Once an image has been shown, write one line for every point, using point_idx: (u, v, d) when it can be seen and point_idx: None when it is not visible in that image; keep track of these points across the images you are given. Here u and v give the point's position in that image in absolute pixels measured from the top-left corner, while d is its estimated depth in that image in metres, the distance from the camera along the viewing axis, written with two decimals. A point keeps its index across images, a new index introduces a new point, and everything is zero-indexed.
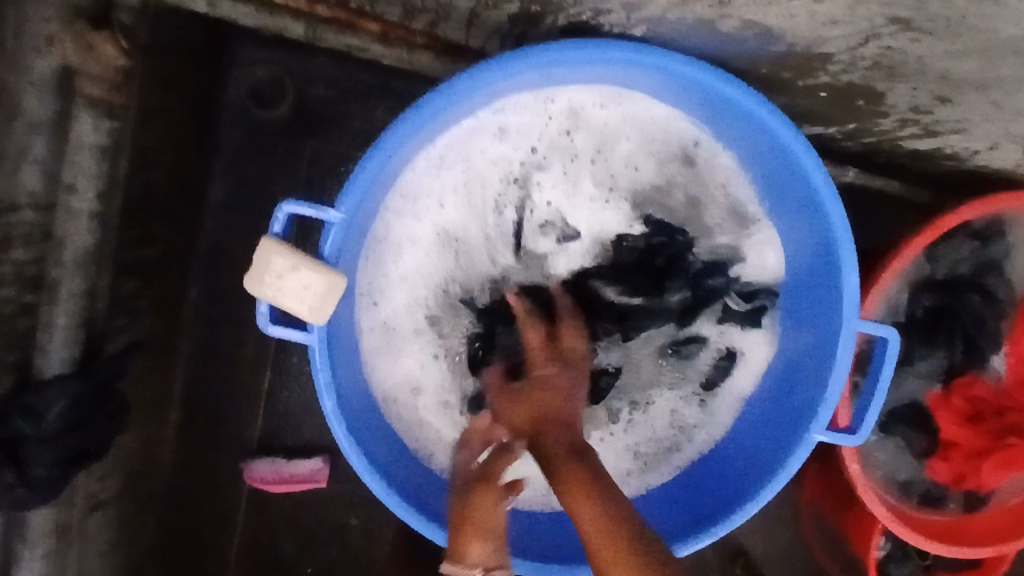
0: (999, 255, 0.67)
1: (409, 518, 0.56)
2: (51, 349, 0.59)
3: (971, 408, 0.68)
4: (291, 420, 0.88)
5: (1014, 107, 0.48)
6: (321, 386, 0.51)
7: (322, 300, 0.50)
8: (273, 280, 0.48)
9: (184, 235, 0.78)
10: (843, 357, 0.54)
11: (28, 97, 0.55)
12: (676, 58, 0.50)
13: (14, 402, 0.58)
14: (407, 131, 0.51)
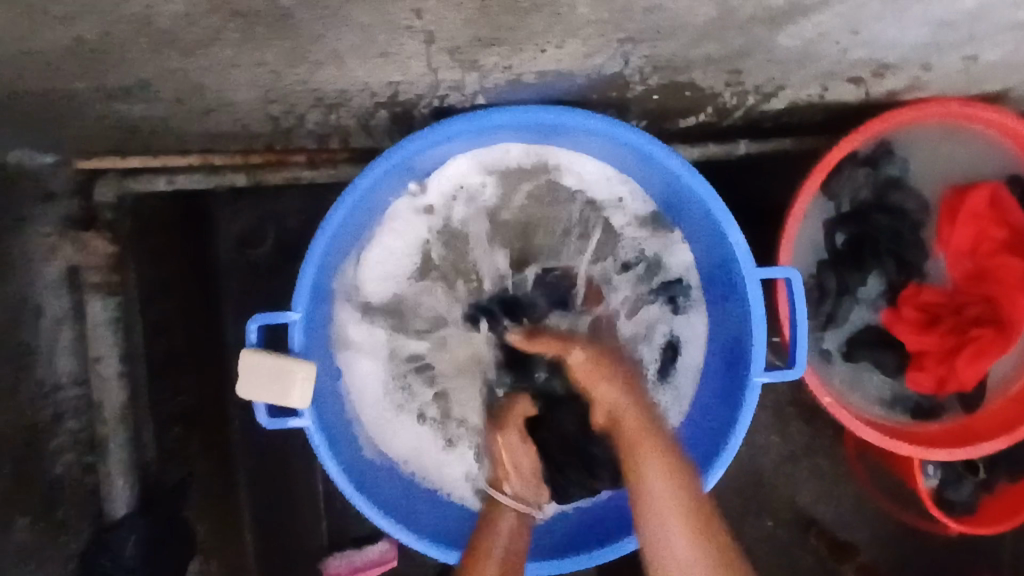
0: (897, 172, 0.72)
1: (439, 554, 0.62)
2: (114, 496, 0.72)
3: (926, 314, 0.71)
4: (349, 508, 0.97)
5: (806, 69, 0.53)
6: (324, 457, 0.60)
7: (303, 386, 0.59)
8: (258, 382, 0.58)
9: (215, 374, 0.90)
10: (755, 305, 0.60)
11: (47, 300, 0.68)
12: (526, 110, 0.58)
13: (96, 545, 0.71)
14: (328, 236, 0.60)
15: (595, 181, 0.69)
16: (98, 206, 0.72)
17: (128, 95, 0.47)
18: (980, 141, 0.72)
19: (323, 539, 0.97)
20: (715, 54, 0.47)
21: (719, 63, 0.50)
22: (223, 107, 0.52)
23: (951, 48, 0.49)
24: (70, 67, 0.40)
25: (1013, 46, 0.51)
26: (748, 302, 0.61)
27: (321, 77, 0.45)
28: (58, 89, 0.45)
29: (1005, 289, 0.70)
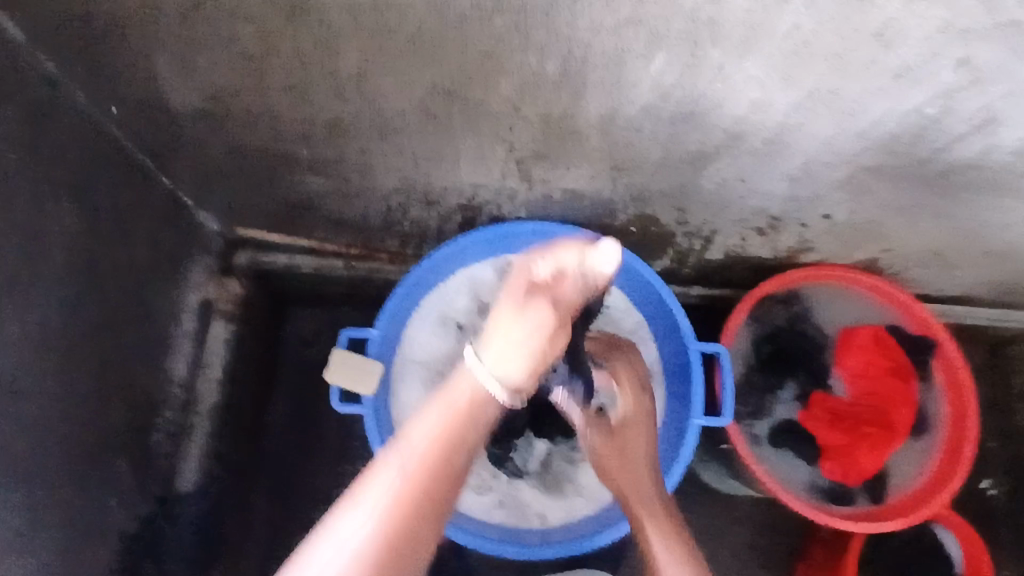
0: (803, 311, 1.00)
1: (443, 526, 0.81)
2: (185, 472, 0.92)
3: (833, 415, 0.95)
4: None
5: (725, 215, 0.85)
6: (373, 435, 0.82)
7: (370, 379, 0.84)
8: (341, 370, 0.82)
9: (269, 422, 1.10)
10: (698, 369, 0.86)
11: (185, 317, 0.94)
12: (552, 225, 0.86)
13: (160, 511, 0.88)
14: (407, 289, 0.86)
15: None
16: (233, 266, 1.01)
17: (317, 167, 0.79)
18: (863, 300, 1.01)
19: None
20: (665, 191, 0.80)
21: (670, 202, 0.83)
22: (364, 191, 0.85)
23: (809, 209, 0.82)
24: (303, 141, 0.73)
25: (852, 219, 0.84)
26: (694, 367, 0.86)
27: (436, 171, 0.78)
28: (285, 155, 0.77)
29: (889, 401, 0.95)
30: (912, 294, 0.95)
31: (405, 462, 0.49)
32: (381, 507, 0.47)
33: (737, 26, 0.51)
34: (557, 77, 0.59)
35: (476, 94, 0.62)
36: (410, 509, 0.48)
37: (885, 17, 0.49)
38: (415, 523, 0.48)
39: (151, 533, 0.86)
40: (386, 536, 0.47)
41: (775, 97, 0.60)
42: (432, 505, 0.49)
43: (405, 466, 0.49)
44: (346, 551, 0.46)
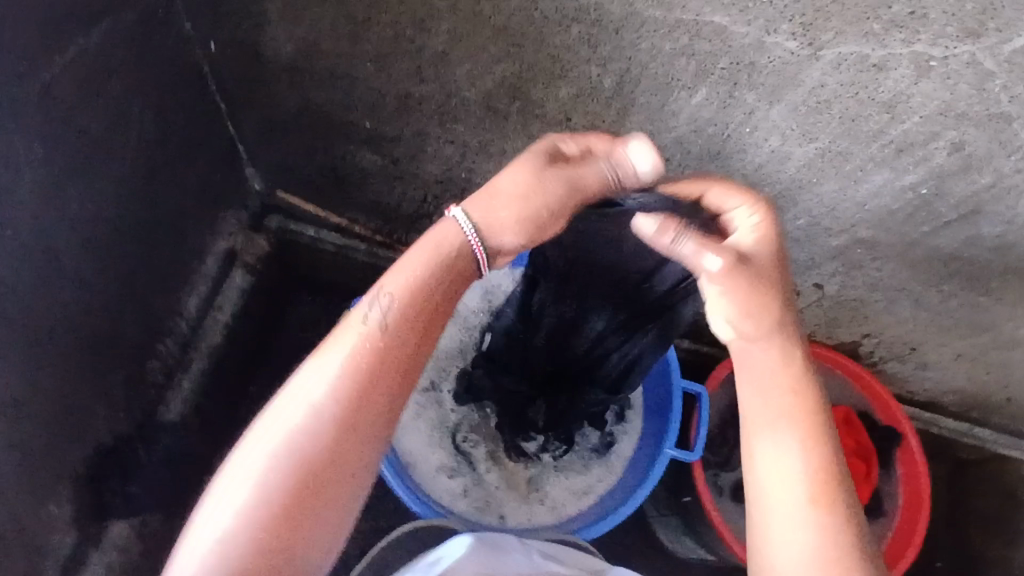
0: None
1: (406, 497, 0.85)
2: (171, 405, 0.95)
3: None
4: None
5: None
6: None
7: None
8: None
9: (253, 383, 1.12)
10: (678, 403, 0.88)
11: (210, 259, 0.99)
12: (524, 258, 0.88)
13: (139, 432, 0.90)
14: None
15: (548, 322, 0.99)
16: (265, 225, 1.07)
17: (374, 140, 0.87)
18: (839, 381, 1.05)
19: None
20: None
21: None
22: (407, 174, 0.92)
23: (805, 274, 0.89)
24: (369, 112, 0.82)
25: (841, 293, 0.91)
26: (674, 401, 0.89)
27: (479, 167, 0.86)
28: (348, 122, 0.85)
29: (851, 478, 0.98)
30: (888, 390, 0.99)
31: (369, 316, 0.54)
32: (349, 358, 0.53)
33: (772, 74, 0.60)
34: (611, 93, 0.68)
35: (536, 96, 0.71)
36: (378, 355, 0.53)
37: (895, 90, 0.59)
38: (377, 375, 0.53)
39: (126, 450, 0.88)
40: (348, 387, 0.52)
41: (793, 150, 0.68)
42: (395, 364, 0.54)
43: (371, 324, 0.54)
44: (308, 402, 0.51)
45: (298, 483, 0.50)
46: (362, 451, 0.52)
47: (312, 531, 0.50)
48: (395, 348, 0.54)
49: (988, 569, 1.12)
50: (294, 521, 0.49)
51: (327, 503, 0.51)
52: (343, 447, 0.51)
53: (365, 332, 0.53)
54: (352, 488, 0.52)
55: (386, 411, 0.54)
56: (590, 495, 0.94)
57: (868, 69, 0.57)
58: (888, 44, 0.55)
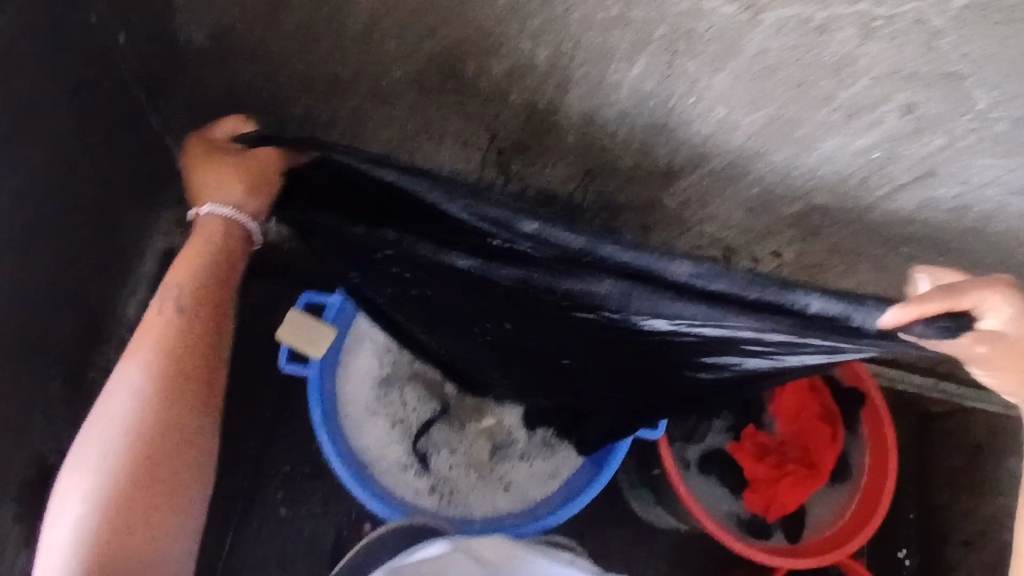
0: None
1: (363, 499, 0.82)
2: None
3: (760, 449, 0.99)
4: (260, 541, 1.11)
5: (686, 238, 0.90)
6: (314, 398, 0.82)
7: (319, 339, 0.83)
8: (289, 326, 0.82)
9: None
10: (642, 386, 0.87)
11: (145, 262, 0.95)
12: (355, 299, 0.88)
13: None
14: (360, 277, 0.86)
15: (397, 348, 0.95)
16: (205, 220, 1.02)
17: (306, 125, 0.82)
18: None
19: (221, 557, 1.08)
20: (634, 202, 0.84)
21: (639, 218, 0.87)
22: None
23: (761, 241, 0.86)
24: (295, 98, 0.77)
25: (801, 259, 0.89)
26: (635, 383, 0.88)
27: (419, 148, 0.82)
28: (278, 109, 0.81)
29: (816, 443, 0.98)
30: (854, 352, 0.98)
31: (163, 326, 0.66)
32: (162, 344, 0.66)
33: (712, 42, 0.57)
34: (547, 67, 0.64)
35: (469, 73, 0.67)
36: (183, 341, 0.67)
37: (840, 53, 0.56)
38: (181, 365, 0.66)
39: None
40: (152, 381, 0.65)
41: (740, 119, 0.65)
42: (202, 354, 0.68)
43: (158, 313, 0.67)
44: (125, 397, 0.63)
45: (139, 505, 0.60)
46: (170, 463, 0.64)
47: (165, 504, 0.62)
48: (200, 370, 0.68)
49: (955, 519, 1.14)
50: (144, 538, 0.60)
51: (164, 524, 0.62)
52: (151, 465, 0.62)
53: (141, 361, 0.65)
54: (171, 514, 0.63)
55: (202, 395, 0.68)
56: (557, 477, 0.94)
57: (812, 32, 0.54)
58: (830, 4, 0.51)
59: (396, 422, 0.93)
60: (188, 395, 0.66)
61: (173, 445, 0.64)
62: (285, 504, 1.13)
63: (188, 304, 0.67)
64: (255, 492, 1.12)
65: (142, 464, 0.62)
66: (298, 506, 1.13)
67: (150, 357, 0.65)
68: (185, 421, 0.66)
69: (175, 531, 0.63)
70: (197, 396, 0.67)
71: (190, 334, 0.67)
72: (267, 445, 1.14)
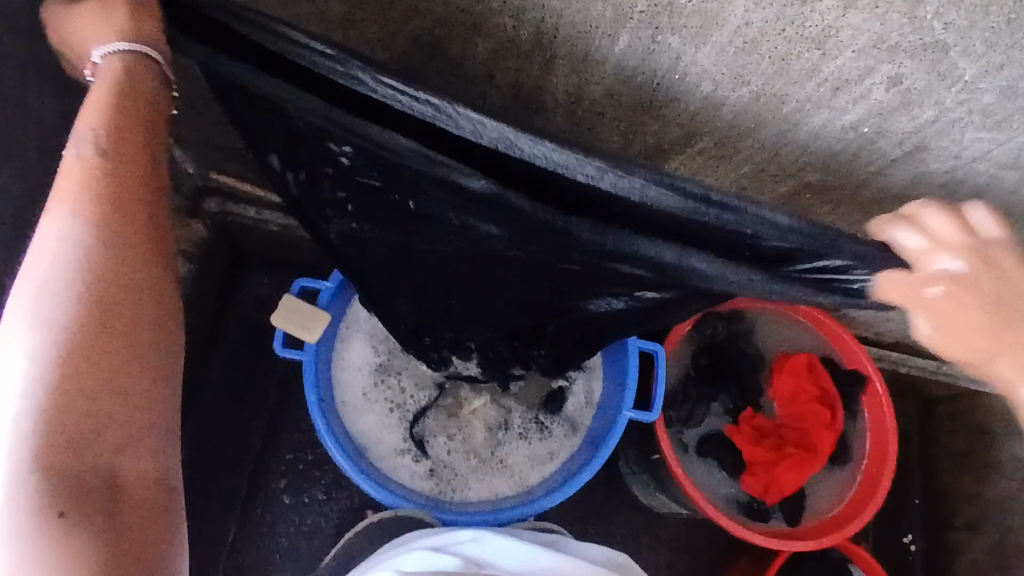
0: (744, 329, 1.03)
1: (360, 481, 0.82)
2: None
3: (758, 433, 0.98)
4: (264, 528, 1.12)
5: None
6: (309, 383, 0.83)
7: (313, 324, 0.84)
8: (283, 311, 0.83)
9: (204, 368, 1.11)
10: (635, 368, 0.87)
11: None
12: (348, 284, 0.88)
13: None
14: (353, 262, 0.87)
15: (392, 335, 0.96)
16: (202, 210, 1.03)
17: None
18: (803, 328, 1.03)
19: (226, 543, 1.10)
20: None
21: None
22: None
23: None
24: None
25: None
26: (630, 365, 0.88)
27: None
28: None
29: (815, 426, 0.97)
30: (854, 334, 0.97)
31: (77, 168, 0.52)
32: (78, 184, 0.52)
33: (693, 15, 0.56)
34: (530, 46, 0.64)
35: (453, 53, 0.67)
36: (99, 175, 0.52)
37: (822, 24, 0.55)
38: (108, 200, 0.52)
39: None
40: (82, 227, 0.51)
41: (727, 95, 0.65)
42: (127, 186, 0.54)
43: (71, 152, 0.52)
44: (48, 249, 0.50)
45: (91, 381, 0.50)
46: (128, 330, 0.53)
47: (122, 375, 0.52)
48: (130, 202, 0.54)
49: (960, 503, 1.12)
50: (110, 431, 0.51)
51: (142, 421, 0.54)
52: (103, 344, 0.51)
53: (68, 211, 0.51)
54: (136, 384, 0.53)
55: (134, 235, 0.54)
56: (554, 459, 0.94)
57: (793, 3, 0.54)
58: None
59: (392, 408, 0.93)
60: (138, 260, 0.54)
61: (130, 322, 0.53)
62: (288, 492, 1.14)
63: (115, 147, 0.52)
64: (259, 480, 1.13)
65: (89, 348, 0.50)
66: (301, 493, 1.14)
67: (82, 206, 0.51)
68: (128, 269, 0.53)
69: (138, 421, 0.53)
70: (149, 253, 0.56)
71: (119, 184, 0.53)
72: (270, 434, 1.15)
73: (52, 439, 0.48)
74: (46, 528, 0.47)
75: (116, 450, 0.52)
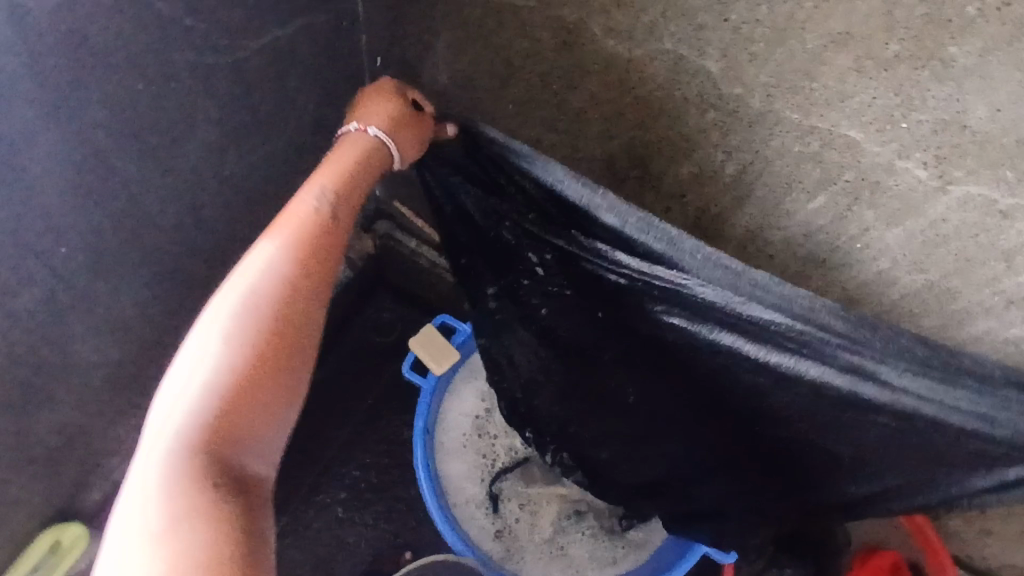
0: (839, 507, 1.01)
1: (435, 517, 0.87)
2: None
3: None
4: (311, 530, 1.16)
5: None
6: (421, 410, 0.91)
7: (442, 358, 0.91)
8: (421, 336, 0.91)
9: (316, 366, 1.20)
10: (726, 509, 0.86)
11: None
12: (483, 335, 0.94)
13: None
14: None
15: None
16: (373, 229, 1.15)
17: None
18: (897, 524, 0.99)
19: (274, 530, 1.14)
20: None
21: None
22: None
23: None
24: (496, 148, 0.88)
25: None
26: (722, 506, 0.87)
27: None
28: None
29: None
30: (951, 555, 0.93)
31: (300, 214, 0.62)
32: (292, 226, 0.61)
33: (895, 198, 0.62)
34: (730, 180, 0.70)
35: (658, 167, 0.75)
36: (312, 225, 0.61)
37: (1017, 241, 0.59)
38: (309, 244, 0.60)
39: None
40: (286, 255, 0.59)
41: (900, 276, 0.68)
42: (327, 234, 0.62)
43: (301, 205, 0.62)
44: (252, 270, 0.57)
45: (258, 375, 0.53)
46: (295, 347, 0.56)
47: (274, 387, 0.54)
48: (328, 250, 0.61)
49: None
50: (251, 423, 0.52)
51: (281, 415, 0.55)
52: (272, 340, 0.55)
53: (277, 238, 0.60)
54: (288, 399, 0.55)
55: (320, 277, 0.60)
56: (616, 566, 0.92)
57: (995, 215, 0.58)
58: (1020, 195, 0.56)
59: (481, 461, 0.96)
60: (317, 283, 0.60)
61: (302, 337, 0.57)
62: (344, 505, 1.18)
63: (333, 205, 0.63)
64: (323, 483, 1.18)
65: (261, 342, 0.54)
66: (354, 512, 1.18)
67: (289, 233, 0.60)
68: (312, 299, 0.59)
69: (276, 418, 0.54)
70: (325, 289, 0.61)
71: (329, 233, 0.62)
72: (348, 446, 1.20)
73: (210, 417, 0.51)
74: (194, 499, 0.47)
75: (254, 447, 0.53)
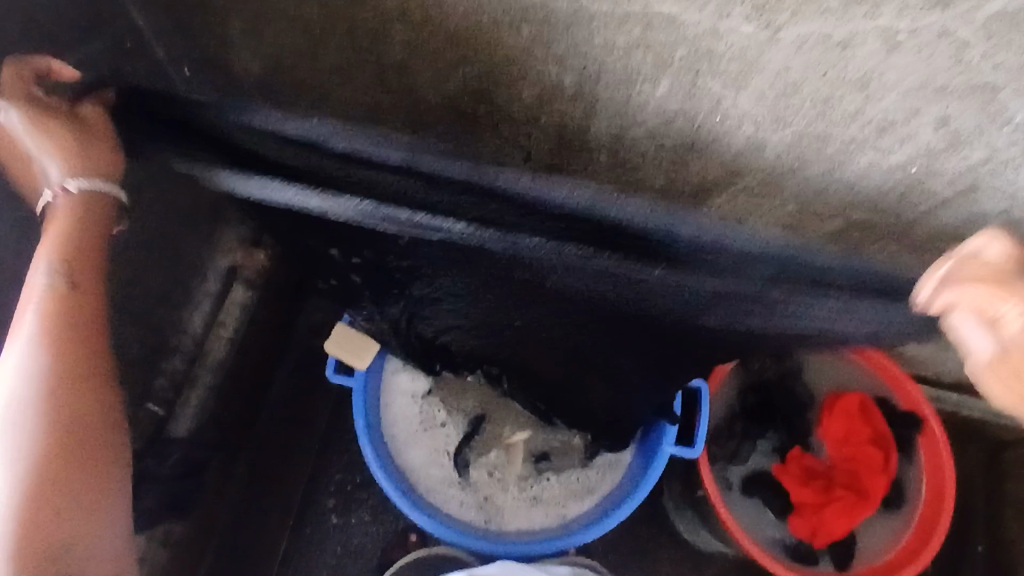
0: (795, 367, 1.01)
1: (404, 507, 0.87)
2: (182, 419, 1.00)
3: (806, 473, 0.95)
4: (312, 545, 1.16)
5: None
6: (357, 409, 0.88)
7: (363, 351, 0.88)
8: (335, 337, 0.88)
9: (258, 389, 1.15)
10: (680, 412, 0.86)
11: (209, 278, 1.04)
12: None
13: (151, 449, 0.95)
14: None
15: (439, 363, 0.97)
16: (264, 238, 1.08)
17: None
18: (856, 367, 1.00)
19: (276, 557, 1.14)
20: None
21: None
22: None
23: None
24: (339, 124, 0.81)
25: None
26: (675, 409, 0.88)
27: None
28: None
29: (868, 469, 0.93)
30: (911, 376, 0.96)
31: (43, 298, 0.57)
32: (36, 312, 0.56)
33: (734, 61, 0.58)
34: (572, 90, 0.66)
35: (501, 96, 0.69)
36: (58, 313, 0.57)
37: (865, 68, 0.56)
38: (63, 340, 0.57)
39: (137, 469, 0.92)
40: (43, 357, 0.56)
41: (769, 136, 0.65)
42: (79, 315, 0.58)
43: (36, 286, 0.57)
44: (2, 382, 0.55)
45: (55, 482, 0.54)
46: (93, 455, 0.57)
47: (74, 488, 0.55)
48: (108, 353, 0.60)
49: None
50: (63, 522, 0.54)
51: (99, 499, 0.57)
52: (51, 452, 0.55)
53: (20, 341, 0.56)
54: (96, 481, 0.57)
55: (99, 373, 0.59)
56: (593, 494, 0.93)
57: (835, 49, 0.55)
58: (851, 20, 0.52)
59: (436, 436, 0.95)
60: (83, 382, 0.57)
61: (84, 439, 0.57)
62: (336, 512, 1.18)
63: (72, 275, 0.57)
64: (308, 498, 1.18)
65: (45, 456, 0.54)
66: (348, 515, 1.18)
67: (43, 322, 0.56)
68: (92, 400, 0.58)
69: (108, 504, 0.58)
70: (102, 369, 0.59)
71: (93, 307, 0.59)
72: (322, 455, 1.20)
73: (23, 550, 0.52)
74: None
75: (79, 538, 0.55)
